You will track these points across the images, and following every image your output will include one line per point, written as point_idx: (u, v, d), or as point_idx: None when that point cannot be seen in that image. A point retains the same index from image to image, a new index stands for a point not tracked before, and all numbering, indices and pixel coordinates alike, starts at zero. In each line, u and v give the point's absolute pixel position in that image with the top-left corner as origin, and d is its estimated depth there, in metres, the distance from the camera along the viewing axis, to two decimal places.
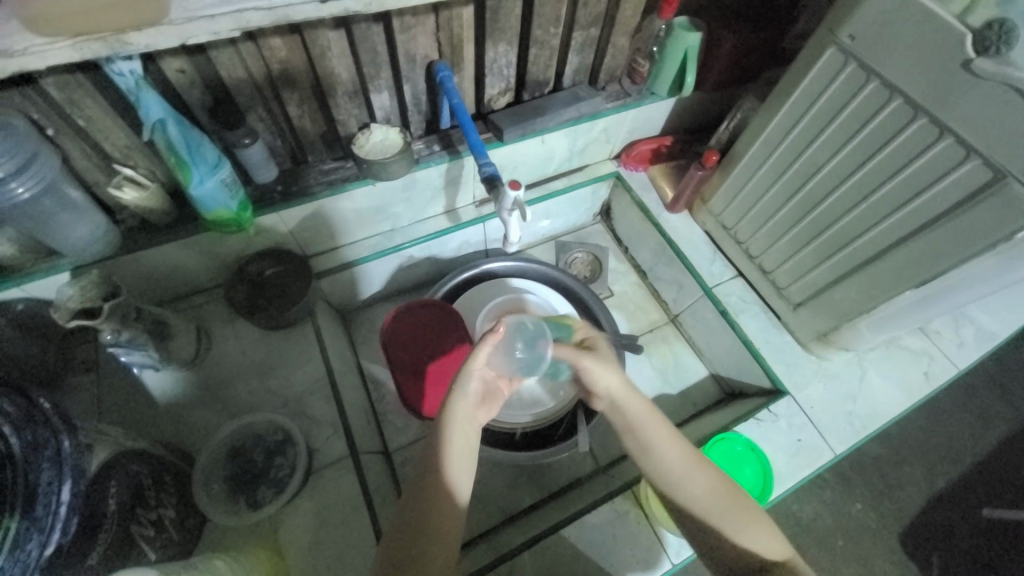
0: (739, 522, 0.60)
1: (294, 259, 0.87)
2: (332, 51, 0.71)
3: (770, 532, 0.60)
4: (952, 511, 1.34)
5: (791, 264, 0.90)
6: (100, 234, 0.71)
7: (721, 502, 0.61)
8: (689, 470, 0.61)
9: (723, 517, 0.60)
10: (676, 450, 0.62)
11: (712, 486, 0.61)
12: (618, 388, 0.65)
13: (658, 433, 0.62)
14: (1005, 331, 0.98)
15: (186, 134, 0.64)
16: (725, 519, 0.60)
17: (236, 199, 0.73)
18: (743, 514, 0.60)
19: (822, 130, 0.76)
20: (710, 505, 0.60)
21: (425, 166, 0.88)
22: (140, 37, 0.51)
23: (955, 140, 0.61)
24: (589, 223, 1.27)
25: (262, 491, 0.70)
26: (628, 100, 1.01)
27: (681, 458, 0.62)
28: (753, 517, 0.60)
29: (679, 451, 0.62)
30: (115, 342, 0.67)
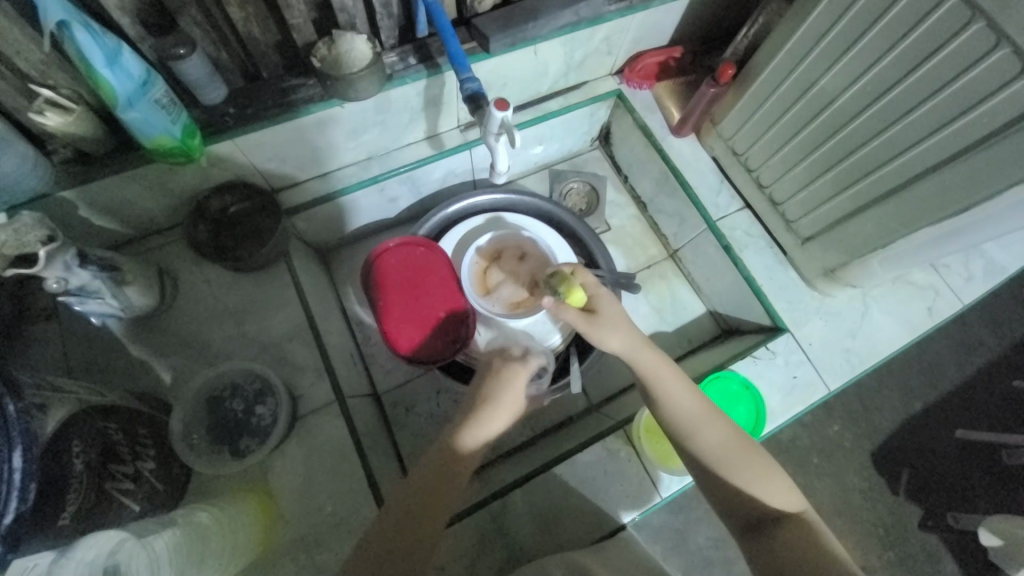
0: (750, 470, 0.59)
1: (260, 194, 0.79)
2: None
3: (781, 484, 0.59)
4: (927, 431, 1.40)
5: (804, 194, 0.83)
6: (30, 166, 0.61)
7: (735, 449, 0.60)
8: (700, 420, 0.61)
9: (738, 466, 0.59)
10: (685, 399, 0.63)
11: (722, 434, 0.61)
12: (620, 339, 0.65)
13: (668, 382, 0.63)
14: (1017, 265, 0.94)
15: (101, 40, 0.53)
16: (735, 469, 0.59)
17: (179, 123, 0.63)
18: (754, 463, 0.60)
19: (859, 37, 0.65)
20: (721, 455, 0.60)
21: (400, 84, 0.77)
22: None
23: (1013, 50, 0.51)
24: (587, 149, 1.16)
25: (245, 441, 0.68)
26: (635, 1, 0.85)
27: (695, 405, 0.62)
28: (766, 470, 0.59)
29: (690, 399, 0.63)
30: (65, 290, 0.61)
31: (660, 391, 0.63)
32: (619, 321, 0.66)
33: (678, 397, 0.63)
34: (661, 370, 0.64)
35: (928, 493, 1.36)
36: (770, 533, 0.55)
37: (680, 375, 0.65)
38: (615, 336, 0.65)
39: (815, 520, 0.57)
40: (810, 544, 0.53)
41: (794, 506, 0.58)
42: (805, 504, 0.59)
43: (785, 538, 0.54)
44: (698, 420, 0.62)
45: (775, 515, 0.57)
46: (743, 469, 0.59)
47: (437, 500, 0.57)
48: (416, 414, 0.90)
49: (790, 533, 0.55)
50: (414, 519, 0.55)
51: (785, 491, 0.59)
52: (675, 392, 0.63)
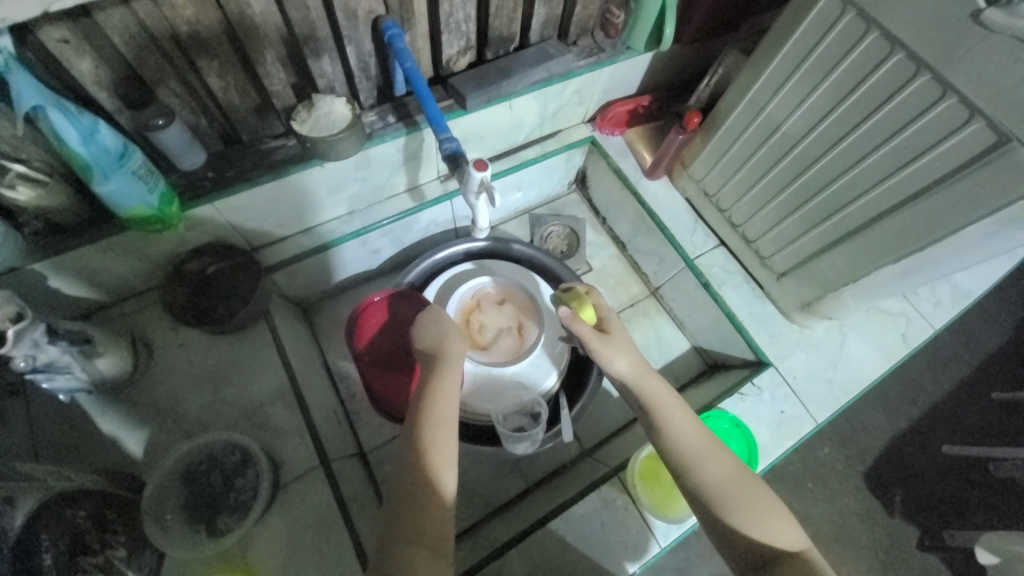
0: (752, 507, 0.57)
1: (239, 253, 0.78)
2: (254, 7, 0.59)
3: (783, 522, 0.57)
4: (914, 451, 1.41)
5: (775, 232, 0.86)
6: (5, 245, 0.60)
7: (734, 485, 0.58)
8: (702, 452, 0.60)
9: (739, 502, 0.57)
10: (688, 425, 0.62)
11: (722, 469, 0.59)
12: (627, 360, 0.66)
13: (670, 410, 0.63)
14: (980, 288, 0.98)
15: (78, 119, 0.53)
16: (736, 502, 0.57)
17: (156, 192, 0.63)
18: (756, 500, 0.57)
19: (813, 89, 0.69)
20: (723, 487, 0.58)
21: (380, 142, 0.78)
22: None
23: (958, 100, 0.55)
24: (565, 192, 1.19)
25: (222, 518, 0.64)
26: (602, 56, 0.91)
27: (696, 436, 0.61)
28: (767, 506, 0.57)
29: (692, 428, 0.62)
30: (31, 368, 0.58)
31: (661, 419, 0.62)
32: (623, 344, 0.67)
33: (679, 426, 0.62)
34: (664, 396, 0.64)
35: (923, 514, 1.36)
36: (773, 575, 0.52)
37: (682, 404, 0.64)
38: (622, 357, 0.66)
39: (818, 559, 0.54)
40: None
41: (797, 545, 0.55)
42: (807, 545, 0.56)
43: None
44: (699, 451, 0.60)
45: (777, 556, 0.54)
46: (744, 506, 0.57)
47: (417, 515, 0.55)
48: None
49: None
50: (416, 529, 0.53)
51: (786, 529, 0.56)
52: (677, 421, 0.62)
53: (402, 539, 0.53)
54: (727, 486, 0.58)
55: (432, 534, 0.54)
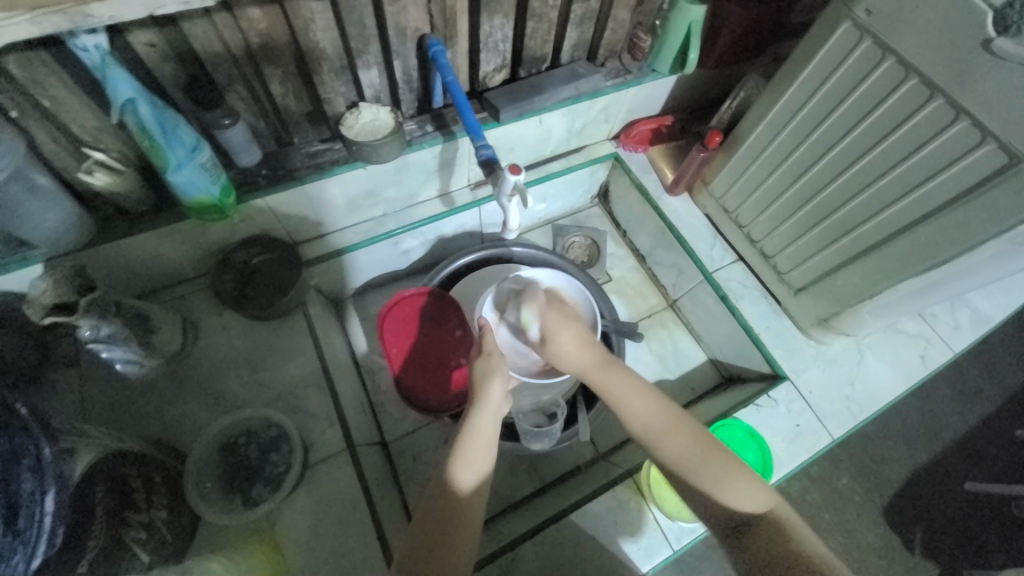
0: (719, 475, 0.57)
1: (281, 246, 0.83)
2: (317, 23, 0.66)
3: (751, 483, 0.56)
4: (937, 484, 1.38)
5: (793, 248, 0.88)
6: (72, 222, 0.66)
7: (699, 456, 0.58)
8: (663, 429, 0.60)
9: (705, 470, 0.57)
10: (642, 400, 0.62)
11: (687, 441, 0.59)
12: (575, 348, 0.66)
13: (620, 391, 0.62)
14: (1000, 314, 0.99)
15: (160, 115, 0.60)
16: (697, 473, 0.58)
17: (217, 184, 0.69)
18: (722, 466, 0.57)
19: (832, 110, 0.73)
20: (685, 460, 0.58)
21: (418, 148, 0.84)
22: (102, 8, 0.47)
23: (971, 123, 0.58)
24: (587, 206, 1.23)
25: (258, 488, 0.69)
26: (629, 78, 0.97)
27: (654, 414, 0.60)
28: (728, 469, 0.57)
29: (649, 406, 0.61)
30: (95, 337, 0.63)
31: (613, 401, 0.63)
32: (578, 336, 0.67)
33: (633, 406, 0.61)
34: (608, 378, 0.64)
35: (944, 549, 1.33)
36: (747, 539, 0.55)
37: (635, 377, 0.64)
38: (572, 351, 0.66)
39: (794, 517, 0.56)
40: (787, 547, 0.52)
41: (770, 504, 0.56)
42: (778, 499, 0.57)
43: (761, 542, 0.54)
44: (659, 429, 0.60)
45: (750, 518, 0.56)
46: (712, 473, 0.57)
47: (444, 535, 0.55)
48: (424, 462, 0.90)
49: (765, 537, 0.54)
50: (440, 537, 0.55)
51: (759, 491, 0.56)
52: (631, 404, 0.61)
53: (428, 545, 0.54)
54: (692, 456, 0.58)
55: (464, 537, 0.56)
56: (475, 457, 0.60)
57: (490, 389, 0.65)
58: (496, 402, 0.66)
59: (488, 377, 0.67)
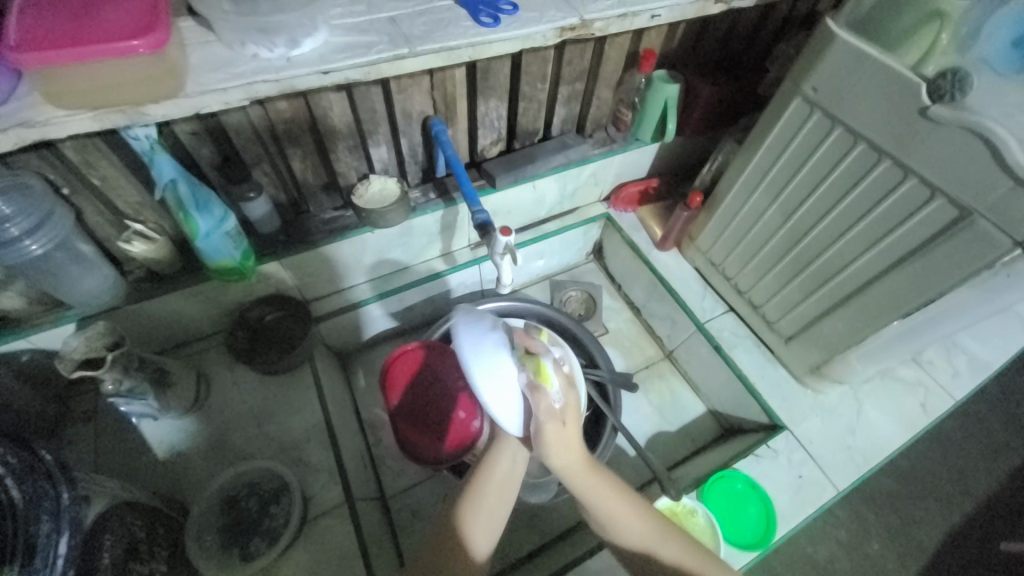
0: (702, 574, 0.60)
1: (294, 304, 0.89)
2: (334, 110, 0.76)
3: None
4: (973, 546, 1.30)
5: (779, 298, 0.92)
6: (108, 287, 0.74)
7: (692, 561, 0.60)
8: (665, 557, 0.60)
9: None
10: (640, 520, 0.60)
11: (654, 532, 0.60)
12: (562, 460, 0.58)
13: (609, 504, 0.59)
14: (998, 360, 0.99)
15: (196, 191, 0.68)
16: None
17: (239, 249, 0.76)
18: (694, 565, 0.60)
19: (798, 171, 0.79)
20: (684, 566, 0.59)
21: (421, 214, 0.92)
22: (155, 108, 0.57)
23: (918, 180, 0.64)
24: (583, 261, 1.30)
25: (255, 542, 0.69)
26: (614, 146, 1.07)
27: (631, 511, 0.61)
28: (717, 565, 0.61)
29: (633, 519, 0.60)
30: (116, 391, 0.68)
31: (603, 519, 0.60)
32: (573, 441, 0.58)
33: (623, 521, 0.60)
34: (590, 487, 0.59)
35: None
36: None
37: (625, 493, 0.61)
38: (562, 453, 0.57)
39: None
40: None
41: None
42: None
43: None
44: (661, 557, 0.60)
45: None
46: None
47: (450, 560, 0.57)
48: (423, 519, 0.89)
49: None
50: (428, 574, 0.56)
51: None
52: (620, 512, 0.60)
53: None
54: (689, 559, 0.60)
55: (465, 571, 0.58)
56: (488, 522, 0.60)
57: (511, 442, 0.65)
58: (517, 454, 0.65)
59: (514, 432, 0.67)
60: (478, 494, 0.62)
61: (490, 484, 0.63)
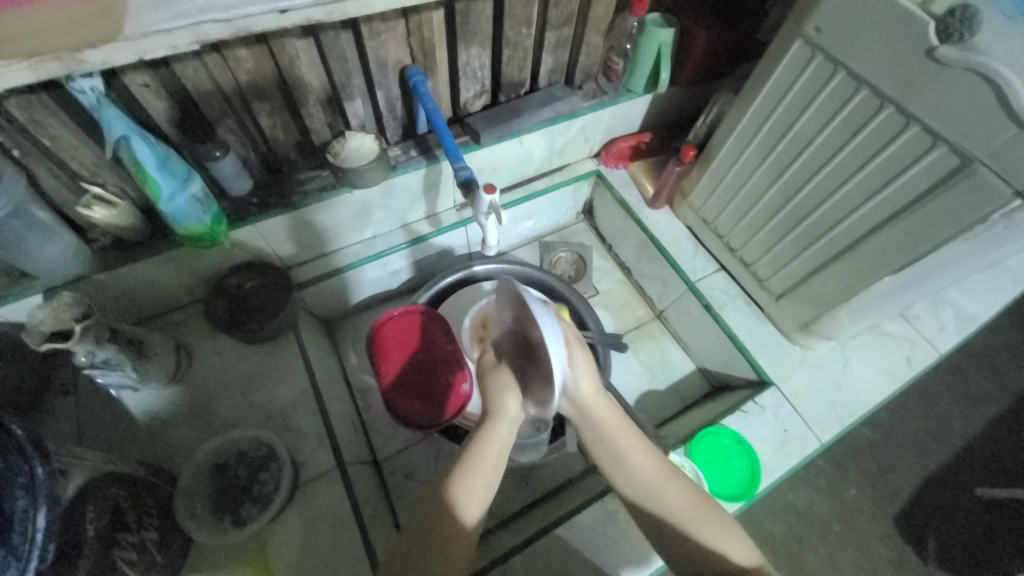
0: (705, 525, 0.59)
1: (273, 270, 0.87)
2: (301, 59, 0.70)
3: (737, 537, 0.59)
4: (943, 489, 1.36)
5: (771, 255, 0.91)
6: (71, 255, 0.69)
7: (695, 511, 0.60)
8: (684, 501, 0.60)
9: (699, 525, 0.59)
10: (657, 470, 0.61)
11: (680, 494, 0.61)
12: (593, 393, 0.61)
13: (631, 449, 0.61)
14: (984, 313, 1.00)
15: (153, 149, 0.64)
16: (702, 529, 0.59)
17: (208, 213, 0.72)
18: (713, 517, 0.60)
19: (795, 122, 0.76)
20: (685, 517, 0.59)
21: (403, 173, 0.88)
22: (95, 54, 0.51)
23: (922, 128, 0.61)
24: (573, 222, 1.26)
25: (246, 508, 0.70)
26: (605, 98, 1.01)
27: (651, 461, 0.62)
28: (724, 523, 0.60)
29: (649, 462, 0.61)
30: (90, 363, 0.66)
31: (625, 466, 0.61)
32: (594, 369, 0.61)
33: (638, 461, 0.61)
34: (612, 430, 0.61)
35: (956, 557, 1.30)
36: None
37: (642, 438, 0.63)
38: (590, 382, 0.60)
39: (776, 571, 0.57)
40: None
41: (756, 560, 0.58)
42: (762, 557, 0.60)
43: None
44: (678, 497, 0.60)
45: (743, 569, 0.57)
46: (704, 527, 0.59)
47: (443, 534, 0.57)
48: (415, 480, 0.90)
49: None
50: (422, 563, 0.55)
51: (732, 535, 0.59)
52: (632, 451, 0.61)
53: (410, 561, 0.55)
54: (694, 516, 0.59)
55: (454, 548, 0.57)
56: (477, 491, 0.60)
57: (508, 404, 0.65)
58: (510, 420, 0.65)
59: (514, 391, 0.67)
60: (470, 464, 0.60)
61: (485, 455, 0.62)
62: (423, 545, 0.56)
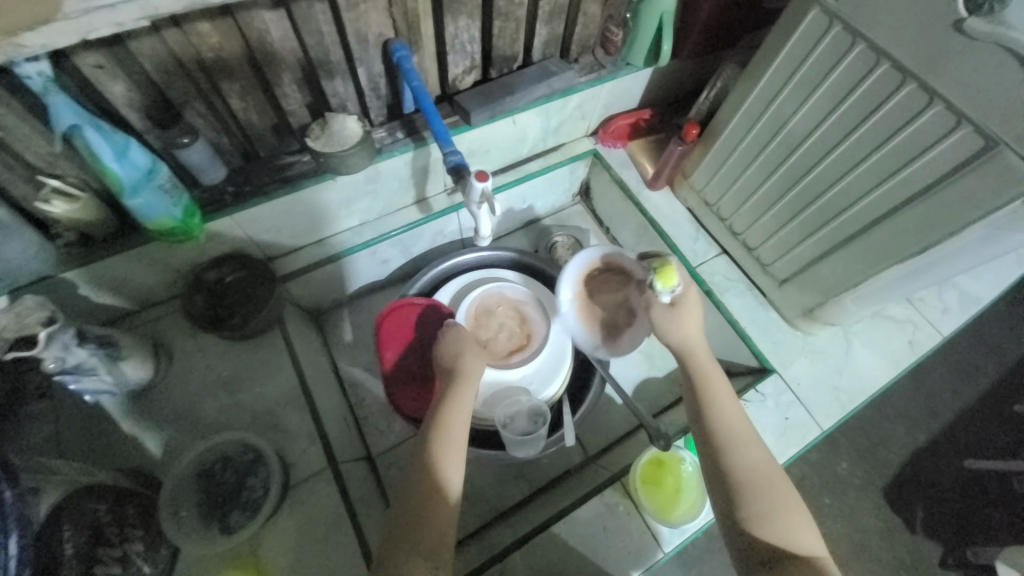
0: (770, 494, 0.61)
1: (254, 265, 0.82)
2: (272, 34, 0.64)
3: (804, 524, 0.59)
4: (935, 463, 1.38)
5: (775, 239, 0.87)
6: (32, 253, 0.64)
7: (766, 477, 0.62)
8: (753, 471, 0.62)
9: (766, 488, 0.61)
10: (744, 429, 0.66)
11: (760, 460, 0.63)
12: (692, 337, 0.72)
13: (724, 397, 0.68)
14: (988, 295, 0.98)
15: (108, 138, 0.58)
16: (764, 494, 0.60)
17: (179, 205, 0.67)
18: (786, 503, 0.60)
19: (806, 99, 0.71)
20: (755, 476, 0.62)
21: (389, 157, 0.82)
22: (36, 38, 0.45)
23: (945, 107, 0.57)
24: (569, 204, 1.22)
25: (235, 514, 0.67)
26: (602, 73, 0.95)
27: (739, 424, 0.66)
28: (791, 505, 0.60)
29: (737, 420, 0.66)
30: (61, 369, 0.61)
31: (713, 413, 0.67)
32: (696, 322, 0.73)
33: (730, 417, 0.66)
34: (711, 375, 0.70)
35: (945, 529, 1.32)
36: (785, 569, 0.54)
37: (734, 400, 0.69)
38: (682, 332, 0.73)
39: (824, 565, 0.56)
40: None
41: (806, 550, 0.57)
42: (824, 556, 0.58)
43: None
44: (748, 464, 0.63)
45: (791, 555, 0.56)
46: (769, 495, 0.60)
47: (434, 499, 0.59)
48: None
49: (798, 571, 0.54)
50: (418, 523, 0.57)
51: (799, 518, 0.60)
52: (725, 404, 0.67)
53: (407, 524, 0.56)
54: (765, 480, 0.62)
55: (443, 516, 0.58)
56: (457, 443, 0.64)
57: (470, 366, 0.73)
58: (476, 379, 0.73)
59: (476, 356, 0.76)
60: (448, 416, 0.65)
61: (459, 409, 0.67)
62: (418, 509, 0.57)
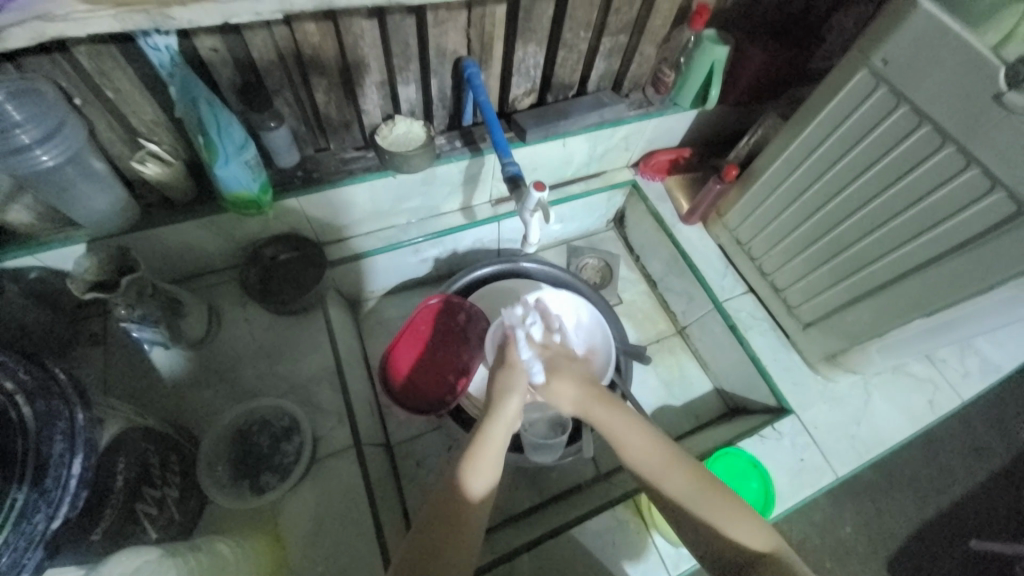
0: (709, 512, 0.58)
1: (310, 246, 0.87)
2: (364, 40, 0.71)
3: (748, 519, 0.57)
4: (942, 538, 1.34)
5: (804, 282, 0.90)
6: (119, 208, 0.70)
7: (692, 490, 0.59)
8: (688, 490, 0.59)
9: (702, 506, 0.58)
10: (652, 445, 0.62)
11: (683, 473, 0.60)
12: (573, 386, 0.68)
13: (626, 427, 0.64)
14: (1010, 364, 0.99)
15: (216, 114, 0.64)
16: (705, 511, 0.58)
17: (258, 180, 0.73)
18: (721, 504, 0.58)
19: (846, 152, 0.75)
20: (687, 493, 0.59)
21: (446, 162, 0.88)
22: (182, 11, 0.51)
23: (981, 171, 0.61)
24: (602, 229, 1.27)
25: (266, 477, 0.71)
26: (651, 109, 1.01)
27: (656, 453, 0.62)
28: (730, 505, 0.58)
29: (646, 441, 0.63)
30: (128, 318, 0.66)
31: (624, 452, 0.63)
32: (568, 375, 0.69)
33: (634, 444, 0.63)
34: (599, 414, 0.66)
35: None
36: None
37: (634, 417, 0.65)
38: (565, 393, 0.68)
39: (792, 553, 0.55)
40: None
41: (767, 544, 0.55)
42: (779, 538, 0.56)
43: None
44: (679, 485, 0.60)
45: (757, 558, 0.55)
46: (708, 509, 0.58)
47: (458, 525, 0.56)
48: (426, 469, 0.90)
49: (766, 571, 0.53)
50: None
51: (740, 520, 0.57)
52: (628, 435, 0.63)
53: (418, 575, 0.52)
54: (692, 489, 0.59)
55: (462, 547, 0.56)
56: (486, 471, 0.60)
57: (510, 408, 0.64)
58: (509, 420, 0.65)
59: (505, 394, 0.66)
60: (476, 452, 0.61)
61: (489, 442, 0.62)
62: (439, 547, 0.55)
